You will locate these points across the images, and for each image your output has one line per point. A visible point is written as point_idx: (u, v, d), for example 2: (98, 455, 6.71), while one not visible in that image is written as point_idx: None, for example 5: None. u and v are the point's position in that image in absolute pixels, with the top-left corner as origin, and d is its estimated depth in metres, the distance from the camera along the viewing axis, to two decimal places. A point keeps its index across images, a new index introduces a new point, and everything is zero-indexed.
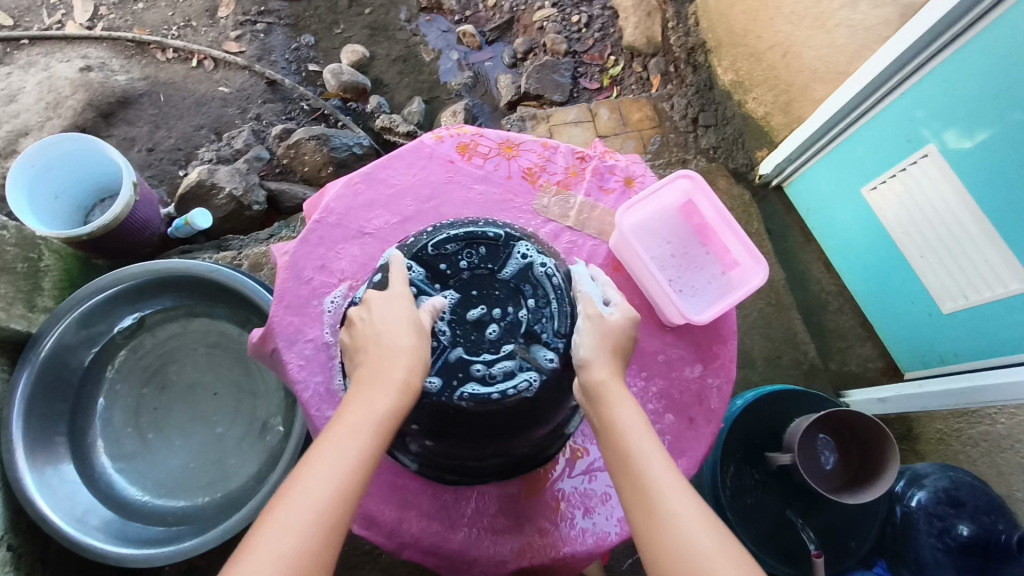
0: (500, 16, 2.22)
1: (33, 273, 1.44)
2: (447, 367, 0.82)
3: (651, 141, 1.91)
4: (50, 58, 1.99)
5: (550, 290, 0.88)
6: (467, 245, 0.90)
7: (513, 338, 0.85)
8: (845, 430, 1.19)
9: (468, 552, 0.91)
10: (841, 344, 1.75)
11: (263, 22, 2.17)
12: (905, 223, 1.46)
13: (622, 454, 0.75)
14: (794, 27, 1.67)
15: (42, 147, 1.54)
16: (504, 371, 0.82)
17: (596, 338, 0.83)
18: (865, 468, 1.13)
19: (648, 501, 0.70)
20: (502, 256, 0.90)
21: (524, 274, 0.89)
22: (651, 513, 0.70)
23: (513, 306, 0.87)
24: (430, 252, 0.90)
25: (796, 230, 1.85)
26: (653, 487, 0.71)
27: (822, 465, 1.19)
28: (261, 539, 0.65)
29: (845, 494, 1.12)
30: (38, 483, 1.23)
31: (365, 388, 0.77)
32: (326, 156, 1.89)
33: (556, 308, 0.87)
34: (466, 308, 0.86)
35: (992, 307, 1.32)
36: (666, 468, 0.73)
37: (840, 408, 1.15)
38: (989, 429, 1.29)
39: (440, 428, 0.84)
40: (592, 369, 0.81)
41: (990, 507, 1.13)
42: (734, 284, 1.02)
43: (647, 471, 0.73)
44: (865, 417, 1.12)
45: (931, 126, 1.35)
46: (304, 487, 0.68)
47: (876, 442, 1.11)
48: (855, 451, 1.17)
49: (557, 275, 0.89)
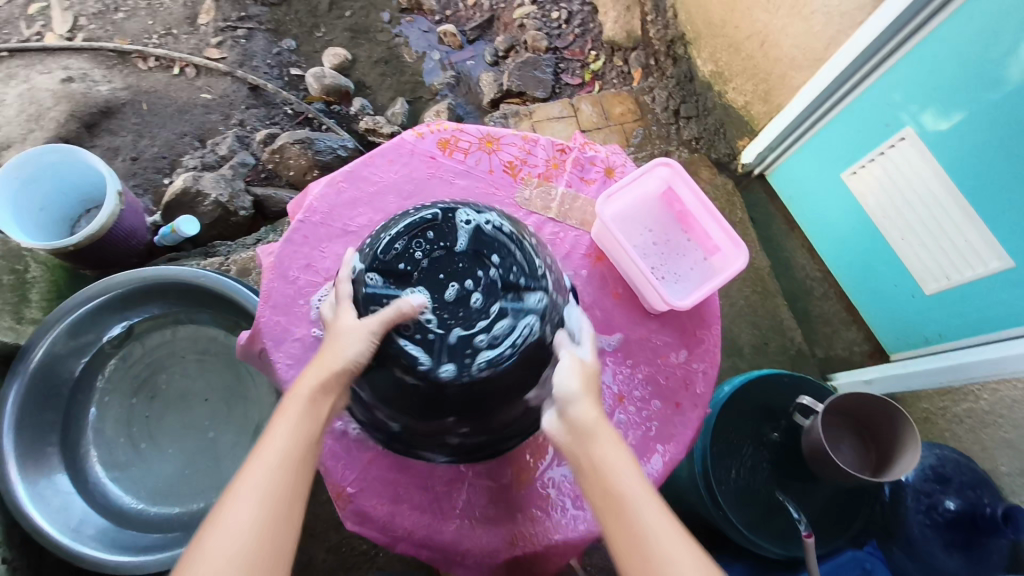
0: (480, 14, 2.24)
1: (20, 284, 1.47)
2: (455, 349, 0.80)
3: (634, 133, 1.93)
4: (30, 70, 1.98)
5: (508, 242, 0.86)
6: (411, 236, 0.87)
7: (496, 298, 0.83)
8: (843, 419, 1.24)
9: (460, 544, 0.91)
10: (826, 328, 1.76)
11: (244, 28, 2.16)
12: (885, 206, 1.48)
13: (614, 497, 0.75)
14: (771, 16, 1.65)
15: (26, 157, 1.53)
16: (505, 334, 0.81)
17: (580, 376, 0.82)
18: (885, 444, 1.17)
19: (643, 549, 0.71)
20: (449, 232, 0.87)
21: (479, 237, 0.86)
22: (646, 556, 0.71)
23: (480, 271, 0.85)
24: (383, 258, 0.85)
25: (779, 218, 1.87)
26: (643, 529, 0.72)
27: (846, 459, 1.19)
28: (224, 515, 0.71)
29: (884, 475, 1.13)
30: (32, 495, 1.23)
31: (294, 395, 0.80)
32: (310, 160, 1.89)
33: (519, 252, 0.86)
34: (441, 289, 0.83)
35: (975, 286, 1.34)
36: (657, 514, 0.74)
37: (839, 396, 1.18)
38: (973, 406, 1.29)
39: (475, 407, 0.83)
40: (584, 410, 0.80)
41: (974, 482, 1.17)
42: (717, 268, 1.03)
43: (640, 518, 0.73)
44: (868, 396, 1.16)
45: (909, 109, 1.37)
46: (259, 467, 0.74)
47: (884, 418, 1.16)
48: (865, 437, 1.22)
49: (506, 227, 0.88)
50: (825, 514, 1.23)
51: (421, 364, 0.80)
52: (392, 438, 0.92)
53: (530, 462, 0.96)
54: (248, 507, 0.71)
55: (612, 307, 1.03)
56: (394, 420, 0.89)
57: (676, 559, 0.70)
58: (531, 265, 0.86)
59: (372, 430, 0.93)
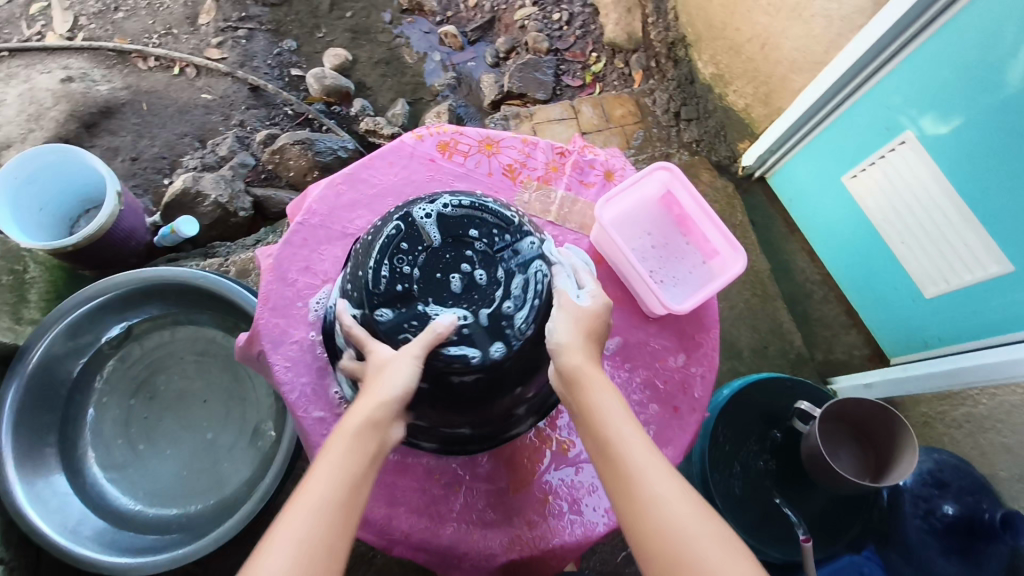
0: (481, 15, 2.24)
1: (19, 285, 1.47)
2: (493, 328, 0.83)
3: (634, 135, 1.92)
4: (31, 69, 1.98)
5: (477, 215, 0.88)
6: (389, 256, 0.85)
7: (494, 263, 0.86)
8: (840, 424, 1.23)
9: (457, 547, 0.91)
10: (827, 332, 1.76)
11: (244, 28, 2.16)
12: (886, 210, 1.48)
13: (600, 440, 0.77)
14: (771, 19, 1.65)
15: (26, 157, 1.53)
16: (526, 292, 0.86)
17: (572, 326, 0.84)
18: (883, 449, 1.16)
19: (629, 488, 0.73)
20: (419, 235, 0.86)
21: (449, 225, 0.87)
22: (637, 496, 0.72)
23: (466, 250, 0.86)
24: (381, 289, 0.84)
25: (779, 221, 1.87)
26: (635, 470, 0.74)
27: (845, 466, 1.19)
28: (258, 566, 0.66)
29: (883, 481, 1.12)
30: (30, 495, 1.23)
31: (337, 437, 0.76)
32: (310, 161, 1.89)
33: (489, 217, 0.88)
34: (446, 285, 0.85)
35: (975, 290, 1.33)
36: (645, 453, 0.75)
37: (830, 405, 1.17)
38: (972, 411, 1.29)
39: (528, 368, 0.88)
40: (569, 355, 0.81)
41: (974, 488, 1.15)
42: (715, 272, 1.03)
43: (632, 461, 0.74)
44: (865, 402, 1.16)
45: (909, 113, 1.37)
46: (297, 513, 0.69)
47: (882, 423, 1.15)
48: (863, 441, 1.22)
49: (462, 202, 0.88)
50: (821, 520, 1.24)
51: (474, 358, 0.82)
52: (461, 443, 0.94)
53: (529, 467, 0.95)
54: (283, 557, 0.66)
55: (610, 310, 1.03)
56: (465, 424, 0.90)
57: (668, 499, 0.72)
58: (504, 219, 0.89)
59: (445, 446, 0.94)
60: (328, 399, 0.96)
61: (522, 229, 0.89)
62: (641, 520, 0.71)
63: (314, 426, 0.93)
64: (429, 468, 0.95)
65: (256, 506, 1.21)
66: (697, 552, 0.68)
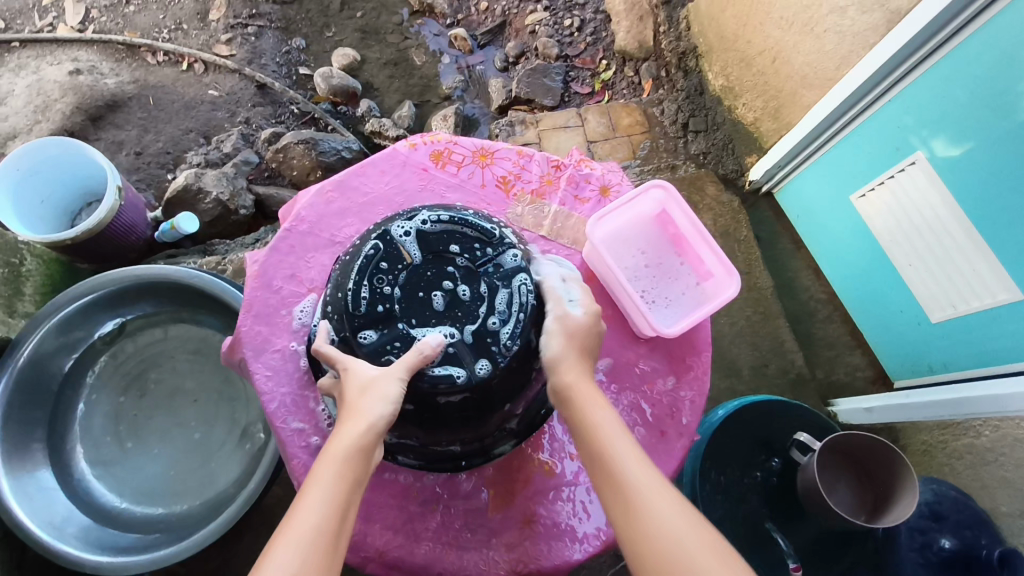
0: (492, 19, 2.23)
1: (14, 278, 1.43)
2: (477, 346, 0.83)
3: (640, 146, 1.91)
4: (41, 61, 1.99)
5: (455, 232, 0.89)
6: (368, 276, 0.85)
7: (476, 278, 0.87)
8: (840, 458, 1.20)
9: (431, 566, 0.90)
10: (829, 352, 1.72)
11: (254, 25, 2.16)
12: (894, 231, 1.44)
13: (598, 454, 0.78)
14: (784, 32, 1.61)
15: (28, 150, 1.54)
16: (511, 308, 0.85)
17: (564, 341, 0.85)
18: (883, 487, 1.13)
19: (626, 500, 0.73)
20: (398, 253, 0.86)
21: (428, 242, 0.88)
22: (630, 509, 0.73)
23: (448, 267, 0.87)
24: (362, 311, 0.84)
25: (784, 237, 1.84)
26: (630, 483, 0.74)
27: (839, 501, 1.16)
28: None
29: (879, 521, 1.10)
30: (15, 489, 1.22)
31: (324, 460, 0.74)
32: (314, 161, 1.87)
33: (467, 231, 0.89)
34: (429, 303, 0.85)
35: (982, 317, 1.29)
36: (640, 466, 0.76)
37: (834, 437, 1.14)
38: (974, 442, 1.26)
39: (517, 384, 0.86)
40: (562, 372, 0.83)
41: (972, 522, 1.13)
42: (709, 294, 1.01)
43: (628, 477, 0.75)
44: (868, 437, 1.13)
45: (920, 133, 1.34)
46: (287, 542, 0.67)
47: (883, 462, 1.12)
48: (863, 476, 1.18)
49: (441, 217, 0.89)
50: (814, 551, 1.20)
51: (460, 377, 0.80)
52: (451, 459, 0.92)
53: (510, 487, 0.93)
54: None
55: None
56: (454, 441, 0.89)
57: (662, 508, 0.72)
58: (486, 232, 0.89)
59: (432, 463, 0.92)
60: (308, 409, 0.94)
61: (501, 241, 0.90)
62: (638, 533, 0.71)
63: (291, 437, 0.92)
64: (406, 485, 0.93)
65: (238, 512, 1.19)
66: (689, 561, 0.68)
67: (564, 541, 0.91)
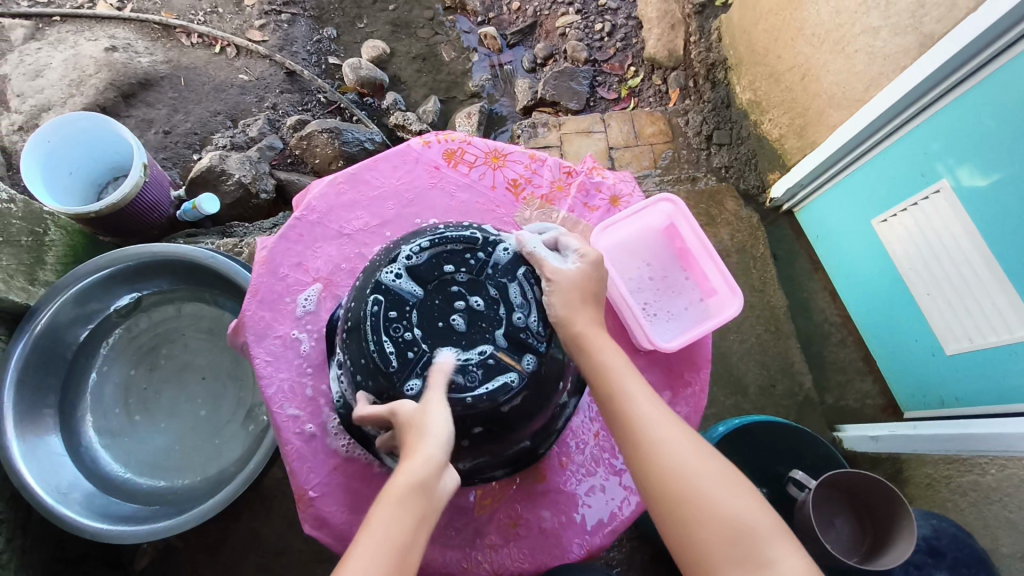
0: (523, 19, 2.23)
1: (37, 247, 1.45)
2: (514, 345, 0.85)
3: (662, 155, 1.90)
4: (79, 36, 2.03)
5: (448, 258, 0.89)
6: (384, 330, 0.84)
7: (481, 285, 0.88)
8: (839, 491, 1.17)
9: (414, 561, 0.90)
10: (840, 377, 1.70)
11: (288, 13, 2.20)
12: (913, 259, 1.42)
13: (610, 395, 0.82)
14: (814, 50, 1.59)
15: (60, 123, 1.58)
16: (526, 298, 0.88)
17: (560, 297, 0.88)
18: (881, 528, 1.09)
19: (638, 433, 0.79)
20: (402, 295, 0.86)
21: (427, 275, 0.88)
22: (642, 443, 0.78)
23: (450, 289, 0.88)
24: (392, 363, 0.83)
25: (803, 257, 1.82)
26: (642, 420, 0.80)
27: (836, 541, 1.14)
28: None
29: (872, 563, 1.06)
30: (25, 452, 1.24)
31: (381, 501, 0.73)
32: (336, 150, 1.88)
33: (455, 250, 0.90)
34: (450, 329, 0.85)
35: (998, 352, 1.26)
36: (650, 401, 0.82)
37: (839, 471, 1.11)
38: (978, 480, 1.24)
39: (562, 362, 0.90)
40: (573, 322, 0.87)
41: (972, 560, 1.11)
42: (711, 311, 1.01)
43: (637, 417, 0.80)
44: (865, 475, 1.09)
45: (945, 161, 1.31)
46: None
47: (882, 502, 1.08)
48: (863, 514, 1.15)
49: (424, 245, 0.89)
50: None
51: (513, 381, 0.82)
52: (525, 453, 0.92)
53: (500, 490, 0.94)
54: None
55: None
56: (523, 438, 0.88)
57: (675, 442, 0.78)
58: (473, 239, 0.90)
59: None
60: (303, 396, 0.96)
61: (486, 244, 0.91)
62: (652, 464, 0.77)
63: (286, 423, 0.93)
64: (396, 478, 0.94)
65: (235, 491, 1.20)
66: (703, 490, 0.74)
67: (547, 545, 0.91)
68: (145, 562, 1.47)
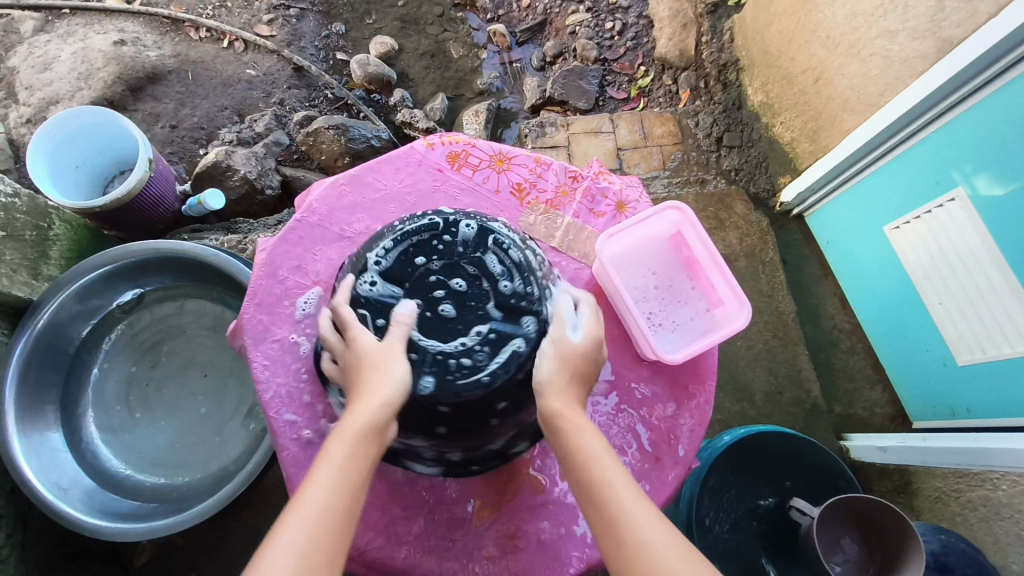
0: (533, 17, 2.21)
1: (41, 241, 1.44)
2: (511, 311, 0.86)
3: (672, 157, 1.88)
4: (88, 29, 2.02)
5: (417, 251, 0.90)
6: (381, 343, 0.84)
7: (457, 267, 0.88)
8: (845, 511, 1.11)
9: (411, 571, 0.89)
10: (848, 384, 1.67)
11: (296, 8, 2.19)
12: (925, 266, 1.39)
13: (589, 484, 0.72)
14: (829, 53, 1.56)
15: (67, 117, 1.57)
16: (505, 265, 0.89)
17: (556, 363, 0.82)
18: (892, 551, 1.04)
19: (616, 534, 0.67)
20: (386, 307, 0.86)
21: (400, 270, 0.88)
22: (623, 545, 0.66)
23: (429, 283, 0.87)
24: None
25: (813, 263, 1.79)
26: (620, 513, 0.69)
27: (845, 563, 1.09)
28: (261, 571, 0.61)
29: None
30: (26, 447, 1.24)
31: (338, 438, 0.73)
32: (343, 147, 1.87)
33: (418, 239, 0.90)
34: (442, 317, 0.84)
35: (1012, 364, 1.23)
36: (633, 497, 0.70)
37: (856, 496, 1.07)
38: (988, 495, 1.21)
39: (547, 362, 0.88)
40: (549, 397, 0.79)
41: None
42: (718, 322, 1.00)
43: (618, 517, 0.69)
44: (879, 503, 1.04)
45: (962, 168, 1.27)
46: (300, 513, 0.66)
47: (893, 527, 1.03)
48: (870, 535, 1.10)
49: (389, 245, 0.90)
50: None
51: (522, 345, 0.83)
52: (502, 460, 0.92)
53: (498, 499, 0.93)
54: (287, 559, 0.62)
55: (603, 348, 0.99)
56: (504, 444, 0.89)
57: (660, 545, 0.65)
58: (433, 224, 0.91)
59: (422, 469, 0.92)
60: (300, 402, 0.94)
61: (446, 223, 0.91)
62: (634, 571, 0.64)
63: (283, 428, 0.92)
64: (394, 486, 0.93)
65: (236, 489, 1.18)
66: None
67: (546, 557, 0.90)
68: (145, 558, 1.47)
